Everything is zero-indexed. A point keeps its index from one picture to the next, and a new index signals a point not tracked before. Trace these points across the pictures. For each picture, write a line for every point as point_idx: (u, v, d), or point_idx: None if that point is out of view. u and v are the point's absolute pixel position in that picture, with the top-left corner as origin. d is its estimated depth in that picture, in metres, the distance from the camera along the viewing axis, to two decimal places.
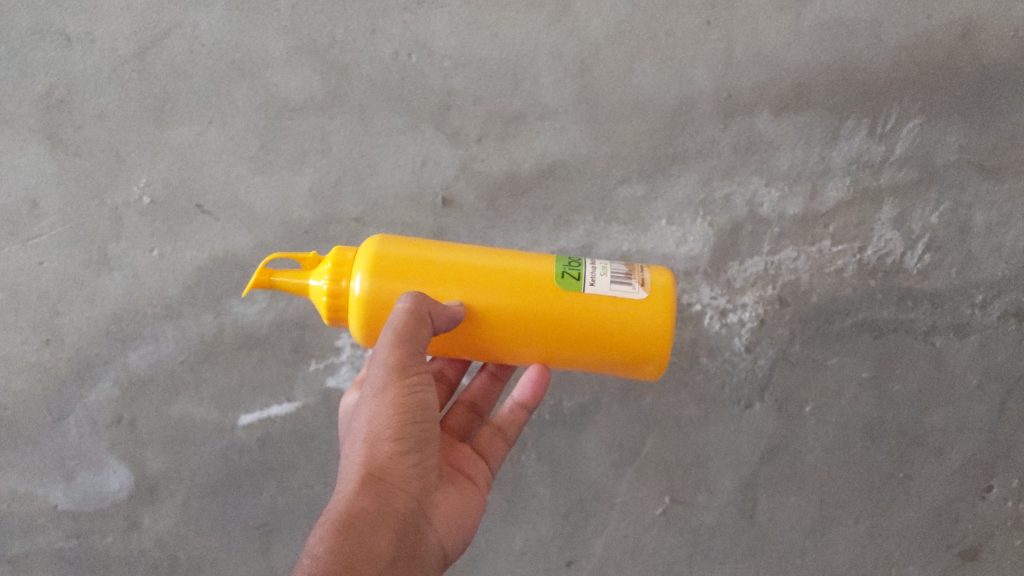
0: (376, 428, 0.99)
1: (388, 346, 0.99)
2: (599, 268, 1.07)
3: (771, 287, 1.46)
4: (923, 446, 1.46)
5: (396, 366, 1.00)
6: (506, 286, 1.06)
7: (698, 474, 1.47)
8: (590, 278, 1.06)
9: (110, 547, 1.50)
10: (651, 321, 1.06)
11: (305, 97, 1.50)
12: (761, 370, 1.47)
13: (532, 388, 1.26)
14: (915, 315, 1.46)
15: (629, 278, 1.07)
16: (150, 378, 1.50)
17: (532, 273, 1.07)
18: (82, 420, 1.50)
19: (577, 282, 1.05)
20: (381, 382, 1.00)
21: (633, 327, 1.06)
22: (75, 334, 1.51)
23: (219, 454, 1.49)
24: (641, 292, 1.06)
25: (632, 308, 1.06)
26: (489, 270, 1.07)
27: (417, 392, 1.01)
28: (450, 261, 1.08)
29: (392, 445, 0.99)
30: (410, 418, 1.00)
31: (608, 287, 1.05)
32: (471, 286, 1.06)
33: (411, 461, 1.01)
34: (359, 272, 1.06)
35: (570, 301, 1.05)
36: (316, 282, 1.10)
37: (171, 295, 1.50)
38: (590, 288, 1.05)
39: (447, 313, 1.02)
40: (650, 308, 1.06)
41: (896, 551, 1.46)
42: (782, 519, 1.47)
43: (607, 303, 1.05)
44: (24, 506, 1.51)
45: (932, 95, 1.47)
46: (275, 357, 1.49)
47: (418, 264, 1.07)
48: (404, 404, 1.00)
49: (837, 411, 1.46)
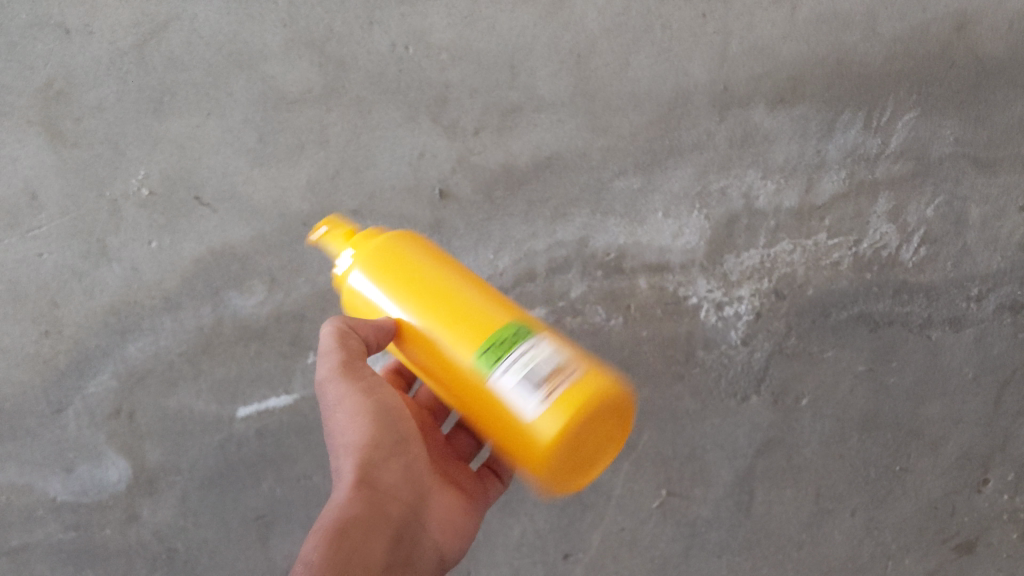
0: (353, 437, 1.02)
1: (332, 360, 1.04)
2: (526, 352, 0.95)
3: (767, 280, 1.47)
4: (919, 440, 1.46)
5: (350, 377, 1.04)
6: (442, 339, 1.01)
7: (695, 466, 1.48)
8: (502, 367, 0.95)
9: (109, 538, 1.51)
10: (528, 426, 0.93)
11: (303, 89, 1.51)
12: (758, 363, 1.47)
13: None
14: (910, 308, 1.47)
15: (545, 378, 0.93)
16: (149, 369, 1.51)
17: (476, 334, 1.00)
18: (81, 412, 1.51)
19: (487, 365, 0.96)
20: (339, 393, 1.04)
21: (512, 424, 0.95)
22: (74, 325, 1.52)
23: (218, 446, 1.50)
24: (545, 400, 0.92)
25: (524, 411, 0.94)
26: (444, 314, 1.03)
27: (376, 400, 1.05)
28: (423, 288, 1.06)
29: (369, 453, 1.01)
30: (382, 424, 1.04)
31: (510, 382, 0.94)
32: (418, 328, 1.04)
33: (394, 464, 1.03)
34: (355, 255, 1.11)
35: (482, 381, 0.97)
36: (340, 267, 1.13)
37: (170, 287, 1.51)
38: (499, 377, 0.95)
39: (378, 326, 1.04)
40: (535, 415, 0.93)
41: (893, 544, 1.46)
42: (778, 512, 1.47)
43: (506, 399, 0.95)
44: (24, 498, 1.52)
45: (927, 88, 1.47)
46: (274, 349, 1.49)
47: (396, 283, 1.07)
48: (366, 413, 1.03)
49: (833, 404, 1.47)
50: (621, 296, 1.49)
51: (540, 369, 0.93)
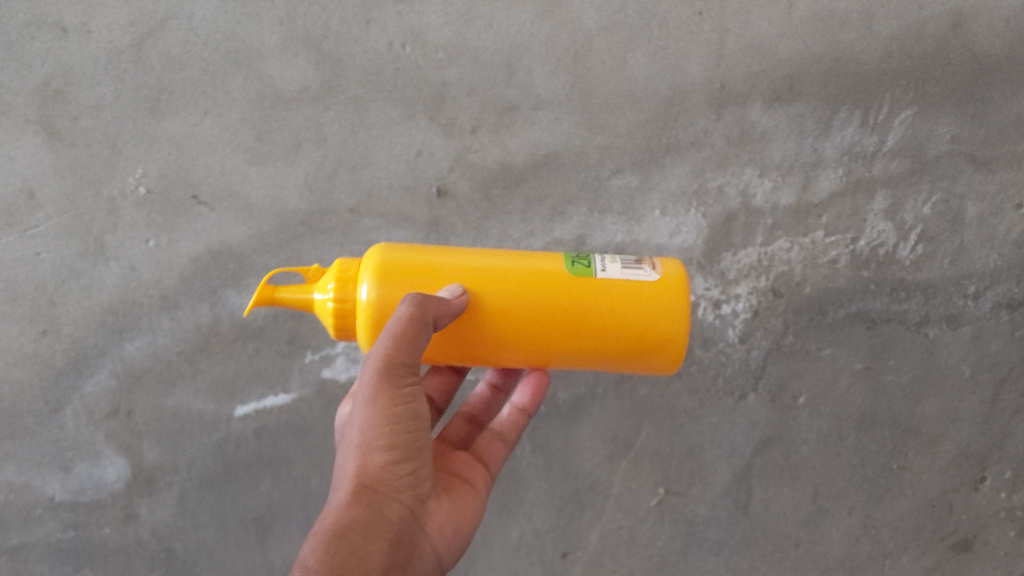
0: (369, 437, 0.99)
1: (383, 343, 0.99)
2: (607, 257, 1.10)
3: (764, 278, 1.47)
4: (917, 437, 1.47)
5: (386, 370, 1.00)
6: (519, 279, 1.07)
7: (693, 465, 1.48)
8: (600, 265, 1.08)
9: (107, 538, 1.51)
10: (658, 301, 1.07)
11: (300, 88, 1.51)
12: (755, 361, 1.48)
13: (532, 388, 1.31)
14: (908, 306, 1.47)
15: (639, 263, 1.10)
16: (147, 368, 1.51)
17: (547, 267, 1.08)
18: (79, 410, 1.51)
19: (586, 271, 1.07)
20: (374, 388, 1.00)
21: (623, 313, 1.06)
22: (72, 324, 1.52)
23: (216, 445, 1.50)
24: (654, 271, 1.09)
25: (639, 289, 1.07)
26: (503, 268, 1.08)
27: (403, 399, 1.01)
28: (463, 265, 1.09)
29: (384, 455, 0.99)
30: (402, 427, 1.00)
31: (618, 271, 1.08)
32: (480, 283, 1.07)
33: (404, 469, 1.01)
34: (365, 280, 1.06)
35: (584, 288, 1.06)
36: (321, 295, 1.10)
37: (168, 286, 1.51)
38: (602, 272, 1.07)
39: (451, 310, 1.02)
40: (662, 289, 1.07)
41: (890, 542, 1.47)
42: (776, 510, 1.48)
43: (620, 288, 1.07)
44: (22, 497, 1.52)
45: (923, 86, 1.48)
46: (271, 348, 1.49)
47: (436, 264, 1.08)
48: (395, 413, 1.00)
49: (830, 402, 1.47)
50: None
51: (631, 259, 1.11)
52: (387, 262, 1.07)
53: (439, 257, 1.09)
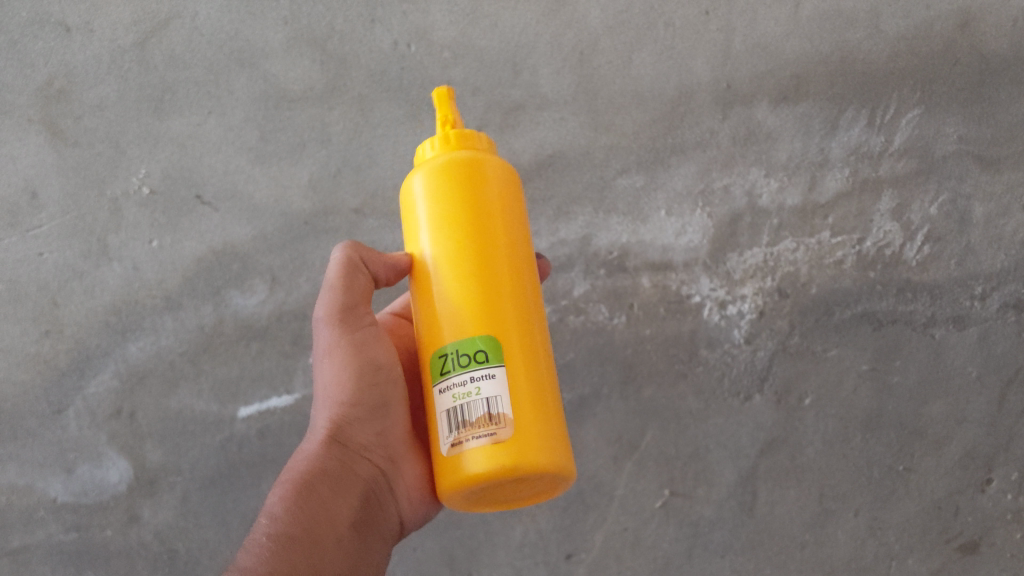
0: (331, 390, 1.02)
1: (329, 297, 1.01)
2: (473, 388, 0.85)
3: (770, 278, 1.47)
4: (923, 439, 1.45)
5: (342, 322, 1.01)
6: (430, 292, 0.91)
7: (698, 466, 1.47)
8: (448, 385, 0.86)
9: (110, 539, 1.49)
10: (442, 460, 0.87)
11: (305, 87, 1.51)
12: (761, 362, 1.47)
13: None
14: (914, 307, 1.46)
15: (474, 425, 0.84)
16: (151, 369, 1.50)
17: (451, 324, 0.88)
18: (82, 411, 1.50)
19: (436, 371, 0.88)
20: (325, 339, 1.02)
21: (431, 431, 0.90)
22: (75, 325, 1.51)
23: (219, 446, 1.48)
24: (464, 450, 0.84)
25: (443, 443, 0.87)
26: (467, 270, 0.88)
27: (348, 347, 1.01)
28: (468, 237, 0.88)
29: (347, 410, 1.00)
30: (365, 381, 1.01)
31: (442, 407, 0.86)
32: (420, 274, 0.92)
33: (364, 421, 1.01)
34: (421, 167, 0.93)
35: (428, 378, 0.90)
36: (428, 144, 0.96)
37: (172, 286, 1.50)
38: (437, 391, 0.87)
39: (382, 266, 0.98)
40: (456, 461, 0.85)
41: (896, 544, 1.43)
42: (781, 512, 1.46)
43: (435, 417, 0.88)
44: (24, 499, 1.51)
45: (931, 85, 1.47)
46: (275, 349, 1.48)
47: (452, 217, 0.89)
48: (355, 367, 1.00)
49: (837, 403, 1.46)
50: (624, 294, 1.49)
51: (485, 413, 0.84)
52: (465, 167, 0.90)
53: (475, 212, 0.89)
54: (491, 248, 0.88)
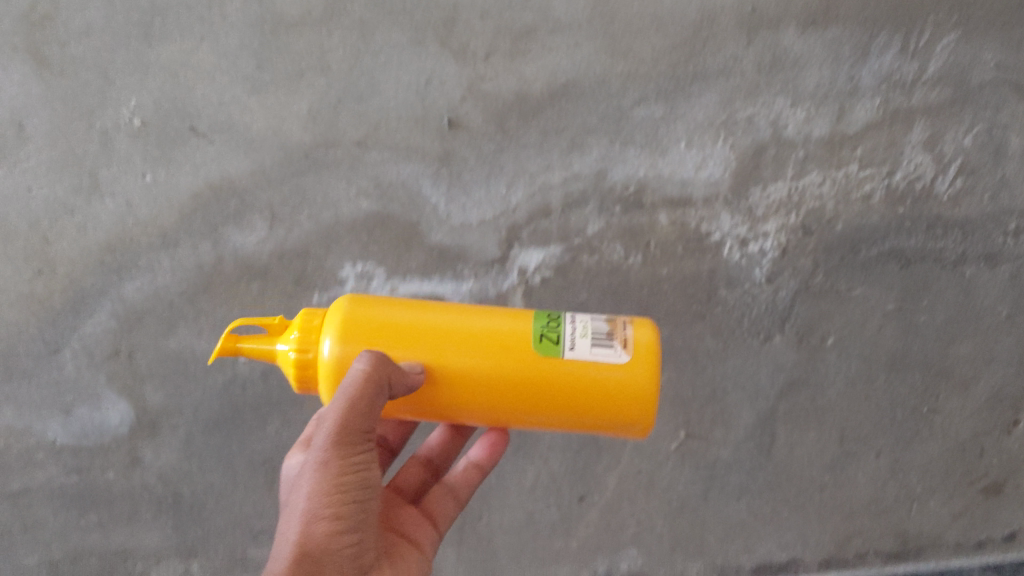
0: (313, 507, 0.96)
1: (338, 407, 0.96)
2: (582, 327, 1.03)
3: (794, 214, 1.41)
4: (949, 380, 1.48)
5: (342, 439, 0.98)
6: (481, 348, 1.02)
7: (716, 408, 1.47)
8: (569, 341, 1.01)
9: (112, 482, 1.50)
10: (627, 386, 1.00)
11: (302, 11, 1.38)
12: (783, 302, 1.43)
13: (492, 446, 1.35)
14: (943, 244, 1.43)
15: (612, 338, 1.02)
16: (148, 309, 1.44)
17: (513, 336, 1.02)
18: (79, 352, 1.45)
19: (547, 349, 1.01)
20: (322, 455, 0.97)
21: (585, 391, 1.01)
22: (67, 263, 1.44)
23: (221, 388, 1.46)
24: (624, 354, 1.01)
25: (608, 374, 1.01)
26: (469, 325, 1.04)
27: (344, 464, 0.98)
28: (433, 322, 1.04)
29: (328, 524, 0.96)
30: (349, 497, 0.98)
31: (587, 351, 1.01)
32: (440, 349, 1.02)
33: (348, 541, 0.98)
34: (328, 336, 1.03)
35: (548, 368, 1.01)
36: (282, 346, 1.06)
37: (167, 224, 1.43)
38: (569, 352, 1.01)
39: (404, 380, 0.98)
40: (630, 374, 1.01)
41: (918, 486, 1.53)
42: (800, 453, 1.50)
43: (585, 370, 1.00)
44: (22, 441, 1.49)
45: (969, 9, 1.36)
46: (276, 288, 1.44)
47: (406, 321, 1.04)
48: (344, 483, 0.98)
49: (860, 343, 1.45)
50: (640, 232, 1.42)
51: (603, 330, 1.03)
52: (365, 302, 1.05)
53: (412, 312, 1.05)
54: (454, 308, 1.07)
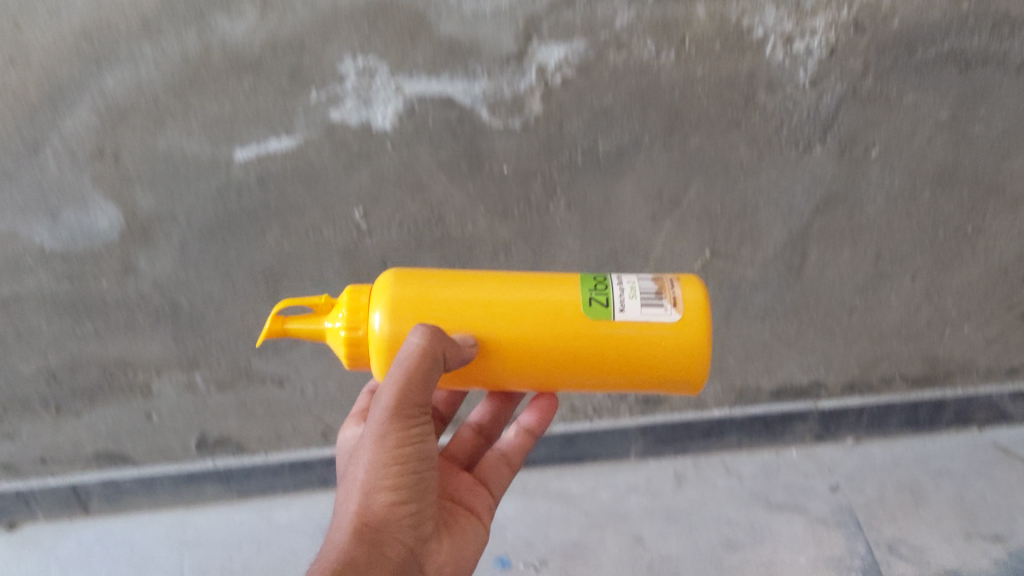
0: (373, 477, 0.99)
1: (396, 380, 0.95)
2: (630, 287, 1.01)
3: (847, 9, 1.19)
4: (998, 198, 1.43)
5: (400, 412, 0.99)
6: (533, 317, 0.99)
7: (745, 225, 1.42)
8: (619, 303, 0.99)
9: (106, 291, 1.42)
10: (679, 344, 0.99)
11: None
12: (826, 107, 1.29)
13: (540, 412, 1.32)
14: (1010, 45, 1.24)
15: (661, 296, 1.00)
16: (132, 104, 1.23)
17: (563, 303, 0.99)
18: (61, 152, 1.27)
19: (599, 313, 0.98)
20: (381, 427, 0.98)
21: (636, 353, 0.99)
22: (40, 52, 1.17)
23: (214, 193, 1.33)
24: (675, 313, 0.99)
25: (660, 336, 0.98)
26: (518, 294, 1.00)
27: (401, 436, 0.99)
28: (481, 292, 1.00)
29: (387, 495, 0.99)
30: (407, 467, 1.00)
31: (639, 312, 0.98)
32: (490, 319, 0.99)
33: (406, 508, 1.01)
34: (378, 311, 0.99)
35: (601, 333, 0.98)
36: (331, 324, 1.03)
37: (150, 6, 1.15)
38: (621, 314, 0.98)
39: (459, 355, 0.95)
40: (682, 332, 0.99)
41: (951, 310, 1.59)
42: (831, 274, 1.51)
43: (638, 332, 0.98)
44: (6, 246, 1.35)
45: None
46: (271, 83, 1.22)
47: (454, 293, 1.00)
48: (403, 454, 1.00)
49: (905, 153, 1.35)
50: (673, 27, 1.20)
51: (652, 288, 1.01)
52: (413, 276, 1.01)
53: (458, 282, 1.01)
54: (498, 277, 1.04)
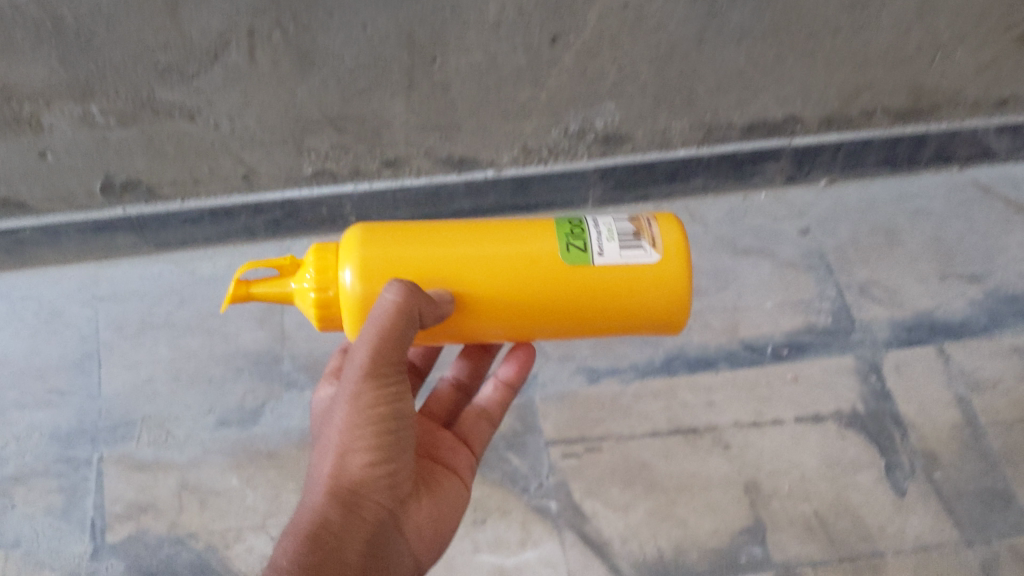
0: (348, 441, 0.87)
1: (369, 340, 0.85)
2: (606, 229, 0.92)
3: None
4: None
5: (378, 370, 0.87)
6: (506, 269, 0.90)
7: None
8: (597, 247, 0.90)
9: None
10: (658, 286, 0.91)
11: None
12: None
13: (518, 361, 1.17)
14: None
15: (639, 237, 0.91)
16: None
17: (538, 252, 0.90)
18: None
19: (579, 259, 0.90)
20: (354, 388, 0.87)
21: (614, 297, 0.91)
22: None
23: None
24: (653, 255, 0.90)
25: (638, 281, 0.90)
26: (491, 243, 0.91)
27: (381, 396, 0.87)
28: (455, 244, 0.91)
29: (364, 459, 0.88)
30: (389, 429, 0.88)
31: (618, 255, 0.90)
32: (464, 272, 0.90)
33: (386, 470, 0.89)
34: (348, 268, 0.90)
35: (579, 281, 0.90)
36: (297, 284, 0.93)
37: None
38: (598, 259, 0.90)
39: (433, 312, 0.87)
40: (662, 275, 0.90)
41: (944, 36, 1.36)
42: None
43: (617, 276, 0.90)
44: None
45: None
46: None
47: (425, 249, 0.90)
48: (382, 416, 0.88)
49: None
50: None
51: (629, 229, 0.92)
52: (383, 230, 0.91)
53: (431, 234, 0.91)
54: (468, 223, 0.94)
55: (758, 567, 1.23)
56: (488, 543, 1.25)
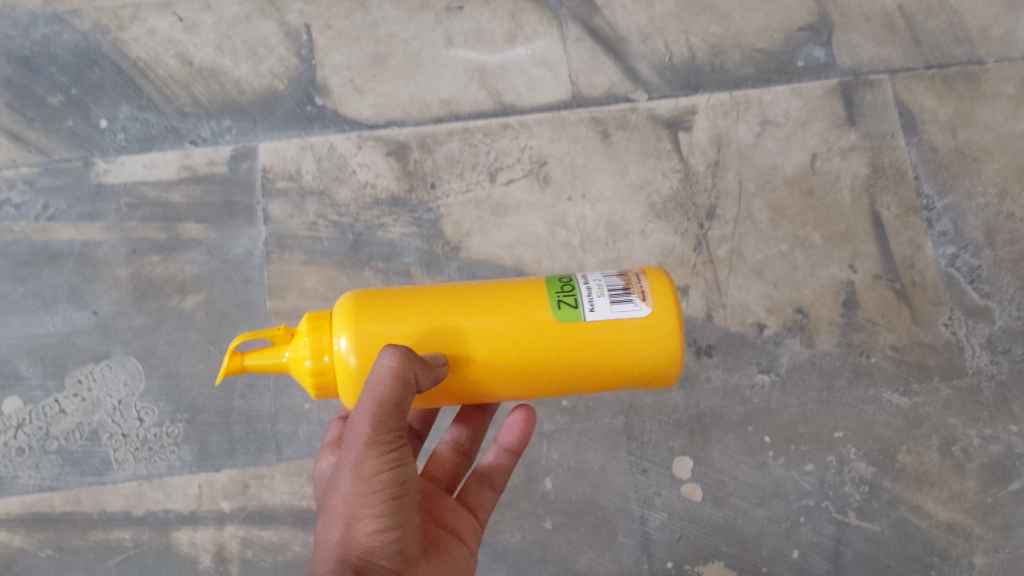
0: (354, 512, 0.49)
1: (374, 394, 0.50)
2: (594, 280, 0.56)
3: None
4: None
5: (388, 425, 0.51)
6: (490, 342, 0.54)
7: None
8: (587, 306, 0.54)
9: None
10: (662, 354, 0.55)
11: None
12: None
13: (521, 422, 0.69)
14: None
15: (630, 289, 0.55)
16: None
17: (524, 321, 0.54)
18: None
19: (570, 318, 0.54)
20: (356, 451, 0.50)
21: (618, 369, 0.56)
22: None
23: None
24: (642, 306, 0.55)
25: (640, 344, 0.55)
26: (467, 305, 0.55)
27: (396, 474, 0.51)
28: (431, 309, 0.55)
29: (381, 534, 0.49)
30: (403, 502, 0.51)
31: (610, 313, 0.54)
32: (434, 347, 0.54)
33: (405, 552, 0.51)
34: (337, 336, 0.54)
35: (572, 351, 0.55)
36: (288, 356, 0.56)
37: None
38: (588, 316, 0.54)
39: (434, 377, 0.52)
40: (670, 342, 0.55)
41: None
42: None
43: (616, 347, 0.55)
44: None
45: None
46: None
47: (394, 322, 0.54)
48: (395, 484, 0.51)
49: None
50: None
51: (617, 280, 0.56)
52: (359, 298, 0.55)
53: (406, 300, 0.55)
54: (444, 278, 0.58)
55: (821, 73, 0.93)
56: (464, 37, 0.95)
